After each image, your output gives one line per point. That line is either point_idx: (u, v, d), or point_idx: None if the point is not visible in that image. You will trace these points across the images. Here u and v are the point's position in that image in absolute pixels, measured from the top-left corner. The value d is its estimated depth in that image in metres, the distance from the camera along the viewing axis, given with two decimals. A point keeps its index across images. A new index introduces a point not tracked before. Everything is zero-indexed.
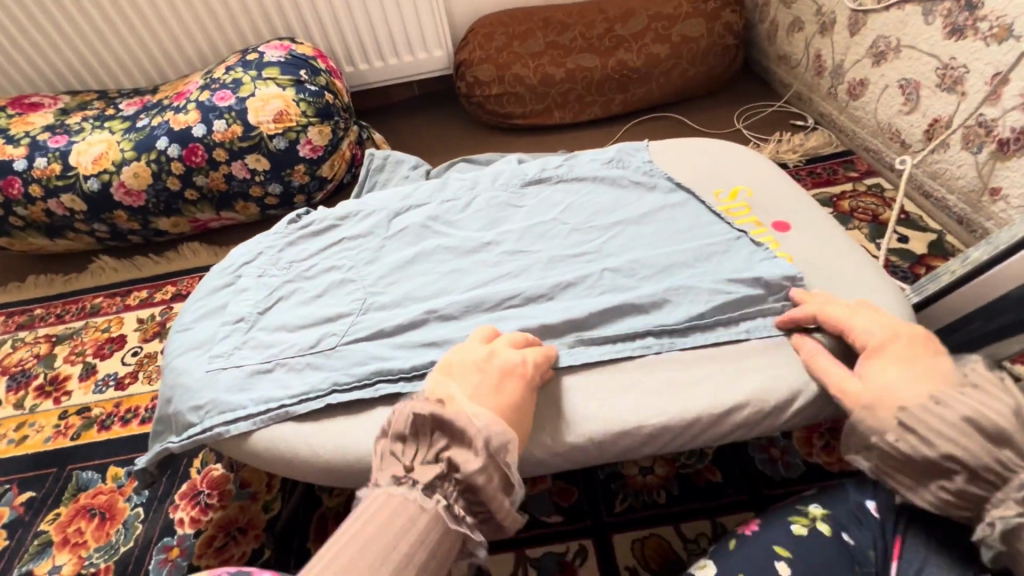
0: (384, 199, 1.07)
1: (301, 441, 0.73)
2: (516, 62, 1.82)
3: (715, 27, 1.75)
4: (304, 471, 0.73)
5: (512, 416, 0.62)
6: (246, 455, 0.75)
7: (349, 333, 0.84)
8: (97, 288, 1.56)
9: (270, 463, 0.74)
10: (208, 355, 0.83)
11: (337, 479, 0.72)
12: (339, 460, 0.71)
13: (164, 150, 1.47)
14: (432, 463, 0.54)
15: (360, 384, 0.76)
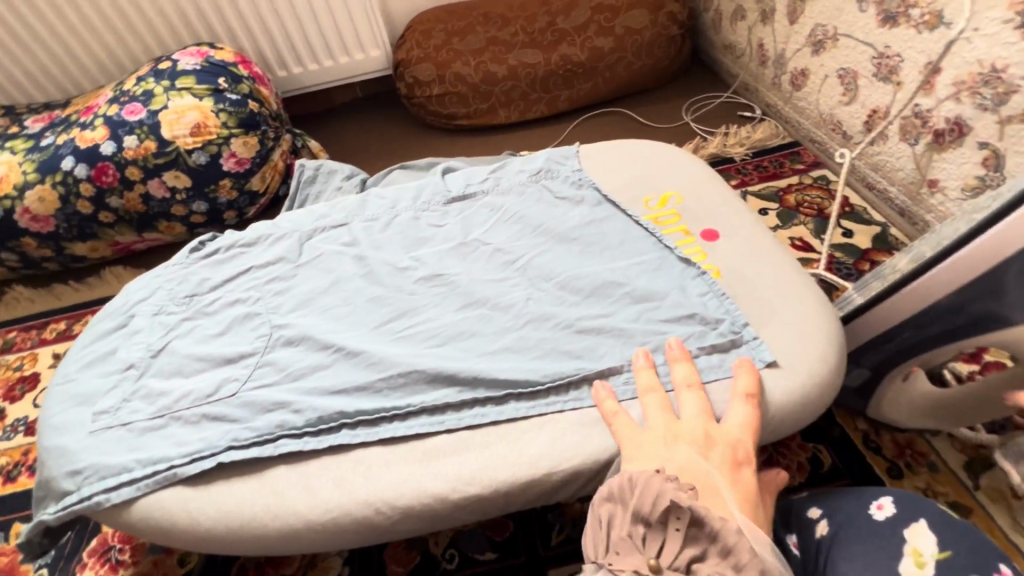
0: (297, 220, 0.99)
1: (181, 508, 0.64)
2: (456, 60, 1.74)
3: (659, 17, 1.70)
4: (188, 540, 0.64)
5: (756, 511, 0.57)
6: (123, 526, 0.66)
7: (250, 376, 0.76)
8: (11, 322, 1.45)
9: (151, 534, 0.65)
10: (92, 411, 0.73)
11: (222, 546, 0.64)
12: (221, 527, 0.63)
13: (71, 170, 1.35)
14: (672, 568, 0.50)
15: (259, 439, 0.67)
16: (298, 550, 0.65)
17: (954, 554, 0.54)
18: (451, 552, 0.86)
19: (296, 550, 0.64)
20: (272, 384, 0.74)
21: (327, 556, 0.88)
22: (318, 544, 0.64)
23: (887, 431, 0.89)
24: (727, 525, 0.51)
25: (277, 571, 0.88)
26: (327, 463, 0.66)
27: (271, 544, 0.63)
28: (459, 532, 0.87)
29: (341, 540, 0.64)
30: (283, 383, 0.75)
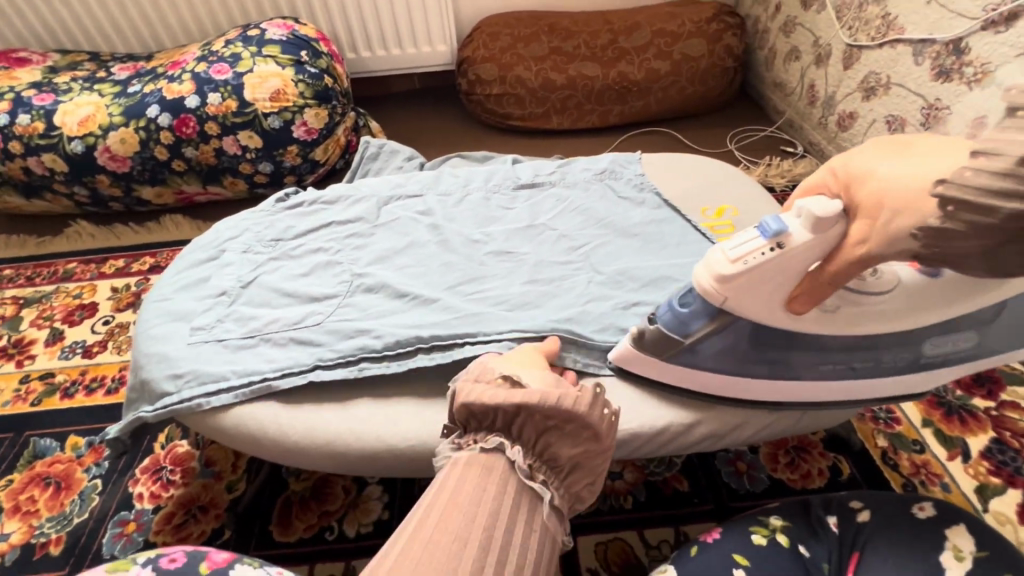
0: (376, 186, 1.06)
1: (272, 420, 0.72)
2: (518, 64, 1.83)
3: (717, 48, 1.78)
4: (274, 451, 0.72)
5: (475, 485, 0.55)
6: (212, 432, 0.74)
7: (334, 313, 0.83)
8: (72, 253, 1.52)
9: (239, 441, 0.73)
10: (189, 327, 0.81)
11: (303, 459, 0.72)
12: (305, 439, 0.71)
13: (154, 118, 1.44)
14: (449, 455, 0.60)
15: (344, 360, 0.75)
16: (371, 474, 0.73)
17: (990, 553, 0.61)
18: None
19: (369, 470, 0.72)
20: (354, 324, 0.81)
21: (368, 499, 0.94)
22: (391, 468, 0.72)
23: (903, 449, 0.95)
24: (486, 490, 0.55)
25: (321, 507, 0.93)
26: (411, 399, 0.73)
27: (348, 463, 0.71)
28: None
29: (409, 467, 0.72)
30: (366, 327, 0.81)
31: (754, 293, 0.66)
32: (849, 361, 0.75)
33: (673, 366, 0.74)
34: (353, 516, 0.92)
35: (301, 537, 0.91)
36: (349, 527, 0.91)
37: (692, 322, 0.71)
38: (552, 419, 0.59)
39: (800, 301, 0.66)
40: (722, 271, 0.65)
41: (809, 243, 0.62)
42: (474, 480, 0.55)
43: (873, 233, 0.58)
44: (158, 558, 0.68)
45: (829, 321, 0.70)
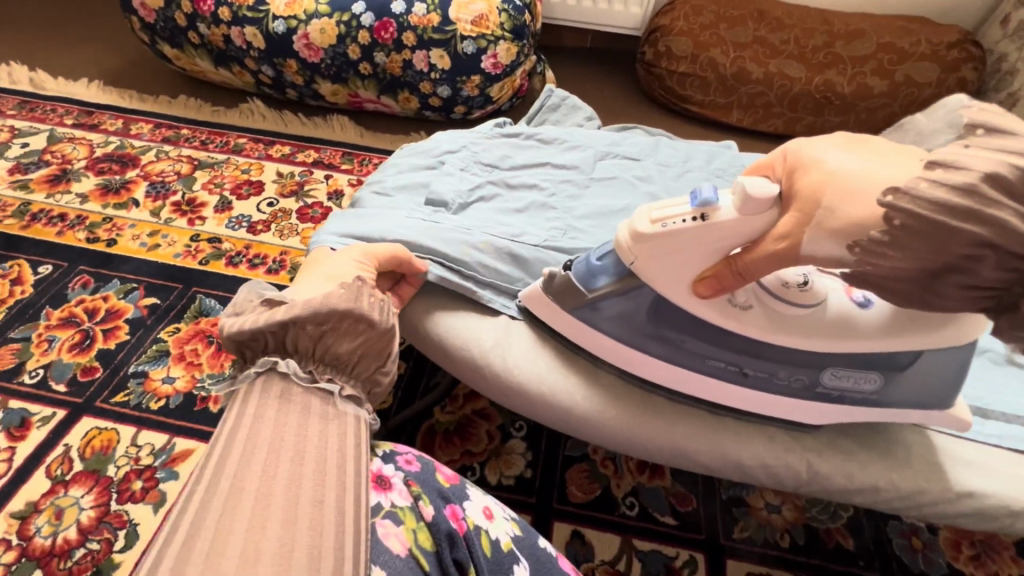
0: (591, 137, 1.00)
1: (500, 356, 0.73)
2: (716, 45, 1.68)
3: (949, 79, 1.58)
4: (489, 385, 0.74)
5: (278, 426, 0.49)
6: (440, 356, 0.76)
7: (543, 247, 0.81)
8: (243, 128, 1.55)
9: (456, 364, 0.75)
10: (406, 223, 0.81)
11: (527, 406, 0.74)
12: (538, 389, 0.72)
13: (358, 15, 1.42)
14: (307, 384, 0.54)
15: None
16: (575, 435, 0.75)
17: None
18: (632, 501, 0.87)
19: (589, 436, 0.74)
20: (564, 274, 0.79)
21: (511, 452, 0.91)
22: (612, 438, 0.73)
23: None
24: (299, 429, 0.50)
25: (465, 445, 0.92)
26: None
27: (563, 420, 0.73)
28: (642, 485, 0.88)
29: (631, 443, 0.73)
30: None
31: (665, 263, 0.62)
32: (742, 364, 0.68)
33: (573, 320, 0.71)
34: (496, 465, 0.90)
35: None
36: (491, 474, 0.89)
37: (599, 277, 0.67)
38: (326, 323, 0.58)
39: (706, 284, 0.62)
40: (640, 228, 0.61)
41: (734, 220, 0.56)
42: (254, 396, 0.52)
43: (801, 230, 0.53)
44: (394, 454, 0.59)
45: (732, 316, 0.65)
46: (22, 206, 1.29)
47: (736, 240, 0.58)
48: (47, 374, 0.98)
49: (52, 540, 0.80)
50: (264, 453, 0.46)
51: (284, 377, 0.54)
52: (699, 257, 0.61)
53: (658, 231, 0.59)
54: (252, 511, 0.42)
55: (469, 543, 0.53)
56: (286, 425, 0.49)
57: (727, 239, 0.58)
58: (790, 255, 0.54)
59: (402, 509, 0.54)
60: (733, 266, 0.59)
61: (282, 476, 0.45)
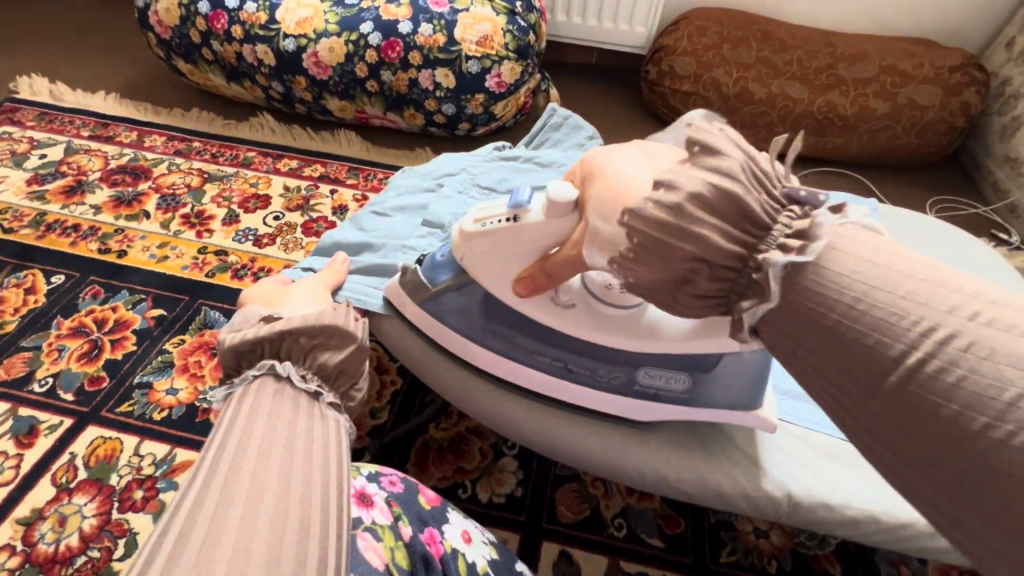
0: None
1: (487, 381, 0.78)
2: (719, 66, 1.69)
3: (952, 102, 1.58)
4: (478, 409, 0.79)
5: (269, 417, 0.49)
6: (434, 380, 0.80)
7: None
8: (253, 142, 1.59)
9: (445, 388, 0.79)
10: (402, 246, 0.85)
11: (517, 433, 0.77)
12: (526, 419, 0.76)
13: (366, 35, 1.46)
14: (299, 385, 0.55)
15: None
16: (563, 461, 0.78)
17: None
18: (620, 522, 0.88)
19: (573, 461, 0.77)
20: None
21: (503, 470, 0.92)
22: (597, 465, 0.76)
23: None
24: (290, 420, 0.49)
25: (457, 463, 0.93)
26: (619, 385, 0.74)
27: (550, 446, 0.76)
28: (630, 506, 0.89)
29: (615, 471, 0.75)
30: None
31: (489, 260, 0.67)
32: (567, 361, 0.73)
33: (422, 314, 0.77)
34: (488, 483, 0.91)
35: (435, 484, 0.91)
36: (482, 492, 0.90)
37: (441, 272, 0.75)
38: (315, 335, 0.62)
39: (524, 284, 0.66)
40: (467, 228, 0.67)
41: (535, 223, 0.60)
42: (249, 391, 0.53)
43: (580, 240, 0.54)
44: (379, 475, 0.61)
45: (557, 314, 0.70)
46: (37, 217, 1.34)
47: (542, 241, 0.61)
48: (56, 382, 1.01)
49: (55, 546, 0.83)
50: (260, 438, 0.46)
51: (278, 378, 0.55)
52: (517, 258, 0.65)
53: (477, 230, 0.65)
54: (247, 489, 0.41)
55: (445, 565, 0.55)
56: (281, 415, 0.49)
57: (533, 242, 0.62)
58: (579, 259, 0.56)
59: (381, 527, 0.55)
60: (540, 268, 0.63)
61: (277, 456, 0.44)
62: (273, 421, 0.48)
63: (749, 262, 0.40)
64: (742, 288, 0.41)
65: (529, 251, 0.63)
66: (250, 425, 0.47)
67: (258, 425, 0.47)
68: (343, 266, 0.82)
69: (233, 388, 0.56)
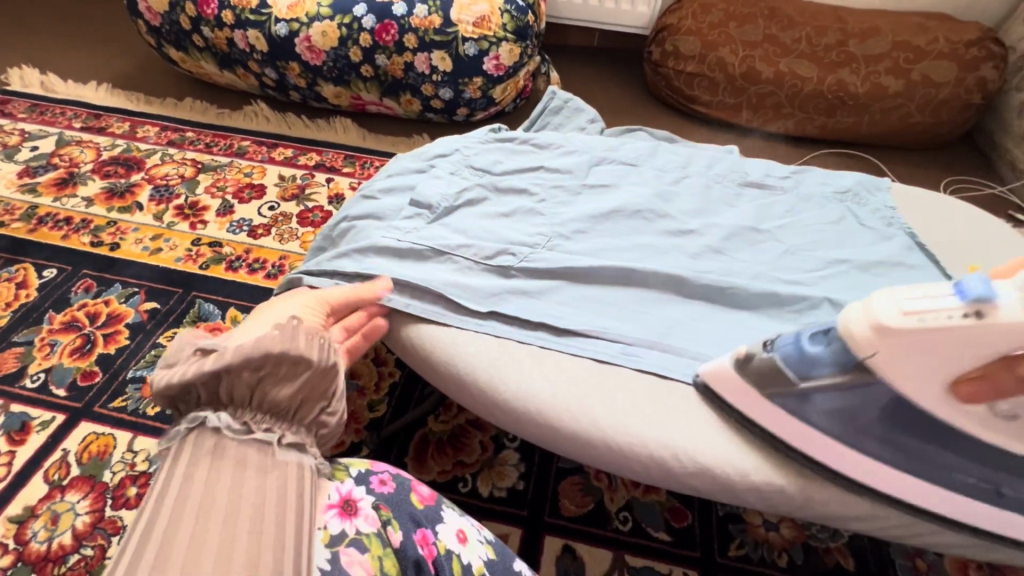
0: (588, 142, 0.98)
1: (482, 369, 0.72)
2: (725, 44, 1.64)
3: (968, 78, 1.52)
4: (474, 399, 0.73)
5: (208, 478, 0.46)
6: (429, 371, 0.76)
7: (529, 257, 0.80)
8: (247, 131, 1.56)
9: (442, 378, 0.75)
10: (385, 228, 0.81)
11: (512, 420, 0.72)
12: (522, 405, 0.70)
13: (360, 17, 1.41)
14: (242, 436, 0.50)
15: (522, 318, 0.75)
16: (571, 456, 0.71)
17: None
18: (625, 515, 0.86)
19: (579, 458, 0.71)
20: (552, 284, 0.79)
21: (504, 463, 0.90)
22: (603, 459, 0.69)
23: None
24: (226, 478, 0.46)
25: (457, 456, 0.91)
26: (620, 374, 0.71)
27: (555, 441, 0.70)
28: (636, 500, 0.87)
29: (622, 466, 0.68)
30: (551, 297, 0.78)
31: (912, 364, 0.54)
32: (882, 440, 0.62)
33: (729, 387, 0.67)
34: (488, 476, 0.89)
35: (434, 479, 0.89)
36: (483, 486, 0.88)
37: (818, 366, 0.59)
38: (262, 368, 0.53)
39: (966, 386, 0.54)
40: (887, 320, 0.53)
41: (990, 325, 0.50)
42: (184, 448, 0.49)
43: (986, 329, 0.50)
44: (368, 475, 0.58)
45: (888, 391, 0.58)
46: (29, 210, 1.31)
47: (1010, 345, 0.50)
48: (48, 378, 0.99)
49: (47, 545, 0.81)
50: (194, 512, 0.43)
51: (218, 432, 0.50)
52: (984, 364, 0.53)
53: (913, 324, 0.52)
54: (182, 564, 0.40)
55: (438, 568, 0.53)
56: (218, 476, 0.46)
57: (989, 341, 0.50)
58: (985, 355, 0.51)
59: (367, 536, 0.51)
60: (961, 349, 0.52)
61: (217, 524, 0.42)
62: (212, 482, 0.45)
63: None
64: None
65: (996, 358, 0.51)
66: (184, 493, 0.44)
67: (192, 493, 0.44)
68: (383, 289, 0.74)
69: (167, 445, 0.51)
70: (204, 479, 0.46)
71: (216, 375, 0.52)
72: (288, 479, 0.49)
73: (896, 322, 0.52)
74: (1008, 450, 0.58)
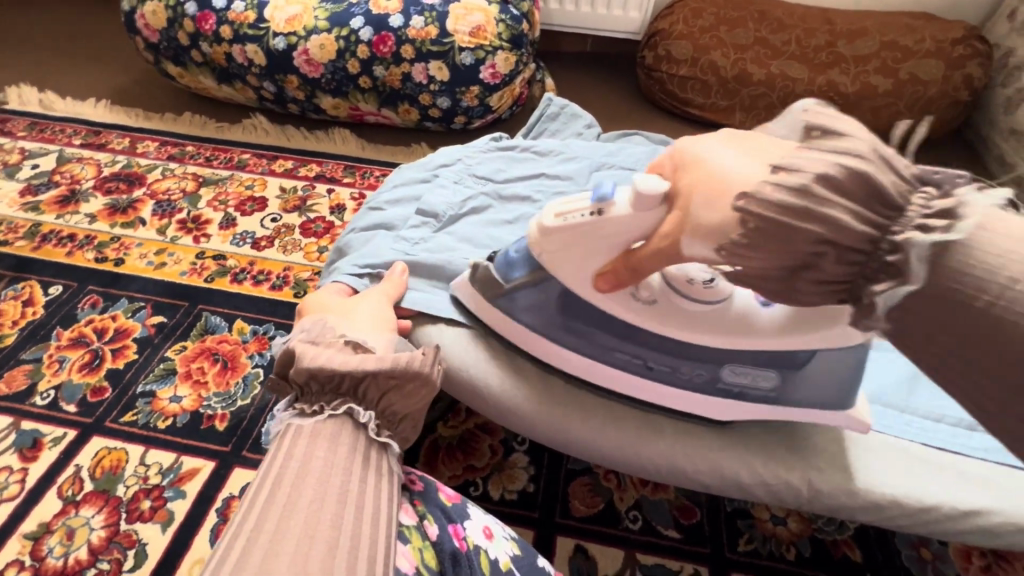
0: (586, 147, 0.99)
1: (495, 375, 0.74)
2: (716, 48, 1.66)
3: (955, 76, 1.56)
4: (484, 404, 0.75)
5: (324, 463, 0.51)
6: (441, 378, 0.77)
7: None
8: (246, 144, 1.57)
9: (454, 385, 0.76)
10: (393, 237, 0.82)
11: (527, 426, 0.75)
12: (537, 410, 0.74)
13: (357, 30, 1.43)
14: (373, 437, 0.56)
15: None
16: (580, 456, 0.76)
17: None
18: (635, 514, 0.87)
19: (590, 457, 0.75)
20: None
21: (515, 466, 0.91)
22: (614, 458, 0.74)
23: None
24: (342, 466, 0.51)
25: (468, 460, 0.92)
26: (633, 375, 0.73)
27: (566, 442, 0.75)
28: (646, 498, 0.88)
29: (633, 465, 0.74)
30: None
31: (565, 258, 0.65)
32: (646, 358, 0.70)
33: (495, 311, 0.74)
34: (499, 480, 0.90)
35: (446, 484, 0.90)
36: (494, 489, 0.89)
37: (516, 270, 0.71)
38: (396, 379, 0.59)
39: (605, 279, 0.63)
40: (545, 223, 0.63)
41: (624, 218, 0.57)
42: (305, 432, 0.54)
43: (679, 231, 0.51)
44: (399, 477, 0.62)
45: (634, 310, 0.67)
46: (32, 228, 1.32)
47: (632, 233, 0.58)
48: (58, 395, 1.00)
49: (63, 560, 0.82)
50: (311, 493, 0.47)
51: (355, 424, 0.56)
52: (608, 252, 0.62)
53: (559, 224, 0.62)
54: (297, 538, 0.44)
55: (470, 561, 0.54)
56: (334, 463, 0.51)
57: (612, 229, 0.59)
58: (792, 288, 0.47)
59: (408, 528, 0.55)
60: (605, 238, 0.61)
61: (328, 508, 0.47)
62: (326, 467, 0.50)
63: (881, 244, 0.40)
64: (873, 272, 0.41)
65: (619, 245, 0.60)
66: (309, 472, 0.49)
67: (315, 473, 0.49)
68: (403, 276, 0.77)
69: (291, 421, 0.56)
70: (320, 463, 0.50)
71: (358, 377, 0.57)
72: (381, 482, 0.53)
73: (550, 224, 0.62)
74: (719, 347, 0.67)
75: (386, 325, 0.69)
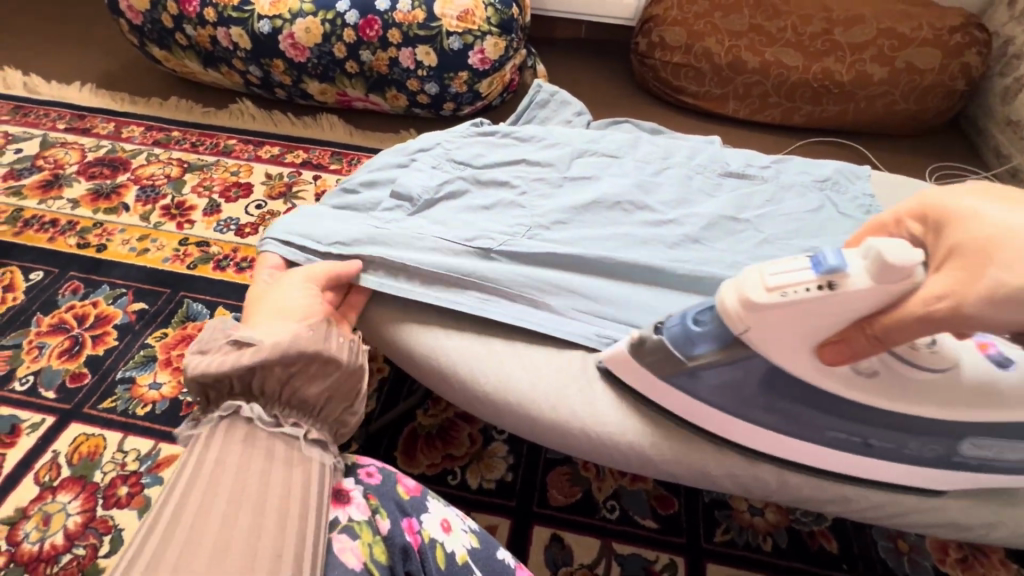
0: (568, 134, 0.98)
1: (464, 362, 0.73)
2: (710, 35, 1.63)
3: (951, 65, 1.53)
4: (453, 390, 0.74)
5: (251, 461, 0.55)
6: (412, 366, 0.76)
7: (510, 247, 0.81)
8: (233, 129, 1.55)
9: (424, 371, 0.75)
10: (369, 220, 0.82)
11: (493, 412, 0.72)
12: (504, 398, 0.71)
13: (343, 13, 1.41)
14: (271, 427, 0.59)
15: (510, 303, 0.76)
16: (546, 445, 0.72)
17: None
18: (612, 504, 0.87)
19: (556, 445, 0.71)
20: (532, 276, 0.79)
21: (493, 456, 0.91)
22: (580, 447, 0.70)
23: None
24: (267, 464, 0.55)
25: (446, 449, 0.91)
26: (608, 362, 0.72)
27: (529, 429, 0.71)
28: (623, 488, 0.88)
29: (599, 453, 0.69)
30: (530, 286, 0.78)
31: (779, 332, 0.57)
32: (866, 436, 0.64)
33: (665, 387, 0.66)
34: (477, 469, 0.90)
35: (424, 472, 0.89)
36: (472, 478, 0.89)
37: (699, 343, 0.62)
38: (292, 367, 0.62)
39: (833, 349, 0.57)
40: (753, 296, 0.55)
41: (865, 292, 0.51)
42: (233, 432, 0.58)
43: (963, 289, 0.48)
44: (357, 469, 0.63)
45: (859, 385, 0.61)
46: (15, 213, 1.31)
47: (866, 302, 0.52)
48: (37, 381, 1.00)
49: (39, 545, 0.82)
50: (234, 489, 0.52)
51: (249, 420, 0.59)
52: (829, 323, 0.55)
53: (774, 299, 0.54)
54: (218, 529, 0.49)
55: (422, 556, 0.55)
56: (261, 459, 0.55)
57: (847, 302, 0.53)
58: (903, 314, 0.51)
59: (359, 523, 0.57)
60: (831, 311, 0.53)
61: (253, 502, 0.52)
62: (252, 464, 0.55)
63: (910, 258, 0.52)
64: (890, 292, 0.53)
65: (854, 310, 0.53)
66: (233, 469, 0.54)
67: (239, 470, 0.54)
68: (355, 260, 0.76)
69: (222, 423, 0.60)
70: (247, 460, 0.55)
71: (247, 369, 0.61)
72: (309, 475, 0.57)
73: (761, 298, 0.54)
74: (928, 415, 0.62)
75: (303, 309, 0.68)
